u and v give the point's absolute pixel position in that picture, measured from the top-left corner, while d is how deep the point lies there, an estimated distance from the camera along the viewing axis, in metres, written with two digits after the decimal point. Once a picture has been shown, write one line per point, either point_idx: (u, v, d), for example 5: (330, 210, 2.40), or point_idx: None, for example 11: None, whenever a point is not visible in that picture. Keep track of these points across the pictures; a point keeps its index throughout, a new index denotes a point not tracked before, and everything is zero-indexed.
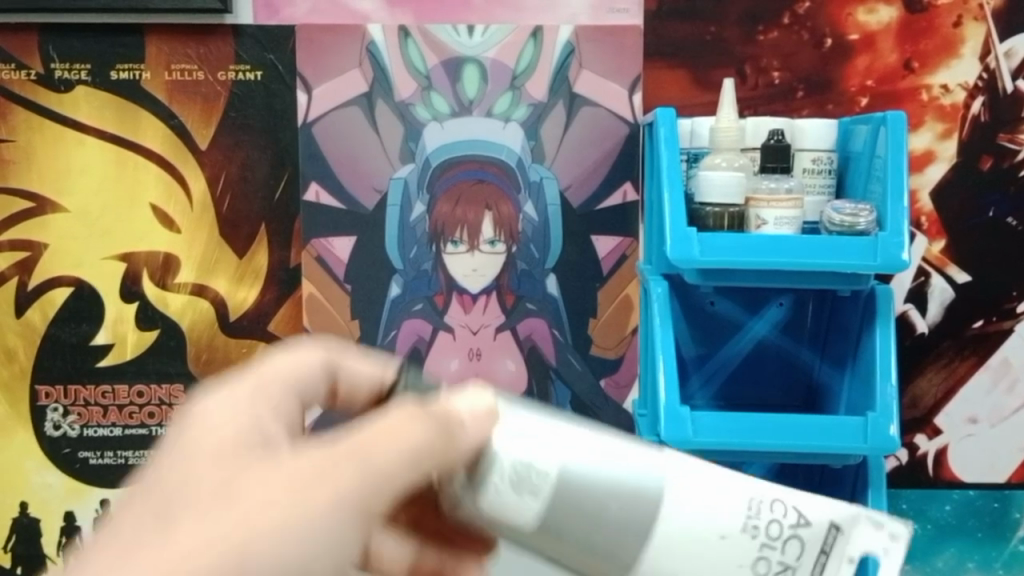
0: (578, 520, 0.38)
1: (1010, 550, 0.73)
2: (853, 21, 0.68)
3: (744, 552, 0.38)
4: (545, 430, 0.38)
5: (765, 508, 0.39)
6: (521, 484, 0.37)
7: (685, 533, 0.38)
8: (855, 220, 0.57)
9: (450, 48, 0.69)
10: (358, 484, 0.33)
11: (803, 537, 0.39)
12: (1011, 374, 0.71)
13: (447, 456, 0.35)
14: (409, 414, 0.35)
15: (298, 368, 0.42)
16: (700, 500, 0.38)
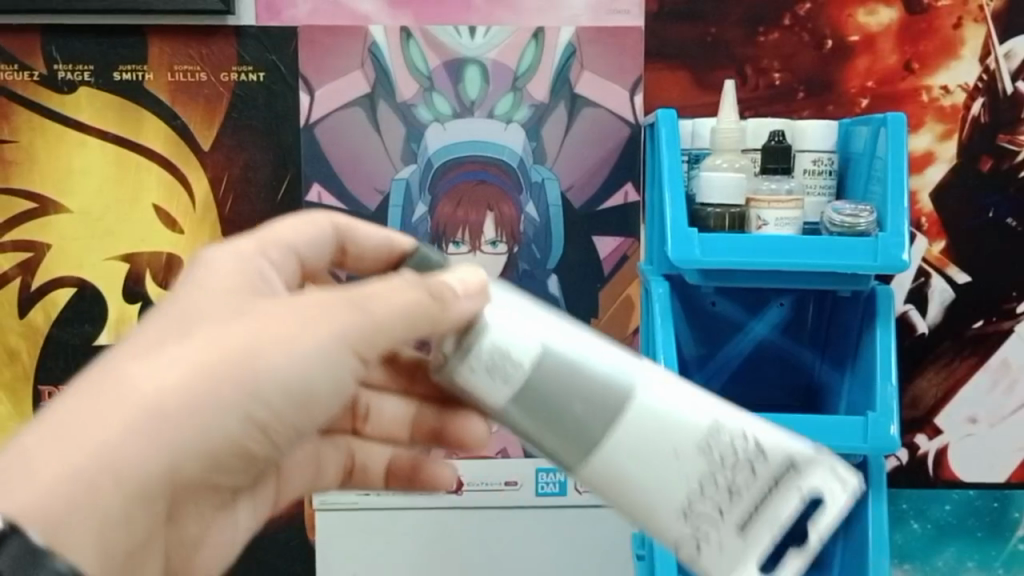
0: (545, 407, 0.42)
1: (1010, 550, 0.73)
2: (854, 23, 0.68)
3: (694, 468, 0.41)
4: (529, 322, 0.42)
5: (726, 436, 0.42)
6: (497, 368, 0.42)
7: (640, 434, 0.42)
8: (855, 221, 0.57)
9: (451, 49, 0.69)
10: (357, 317, 0.38)
11: (758, 468, 0.41)
12: (1011, 374, 0.72)
13: (437, 322, 0.40)
14: (406, 283, 0.40)
15: (310, 234, 0.47)
16: (662, 412, 0.42)
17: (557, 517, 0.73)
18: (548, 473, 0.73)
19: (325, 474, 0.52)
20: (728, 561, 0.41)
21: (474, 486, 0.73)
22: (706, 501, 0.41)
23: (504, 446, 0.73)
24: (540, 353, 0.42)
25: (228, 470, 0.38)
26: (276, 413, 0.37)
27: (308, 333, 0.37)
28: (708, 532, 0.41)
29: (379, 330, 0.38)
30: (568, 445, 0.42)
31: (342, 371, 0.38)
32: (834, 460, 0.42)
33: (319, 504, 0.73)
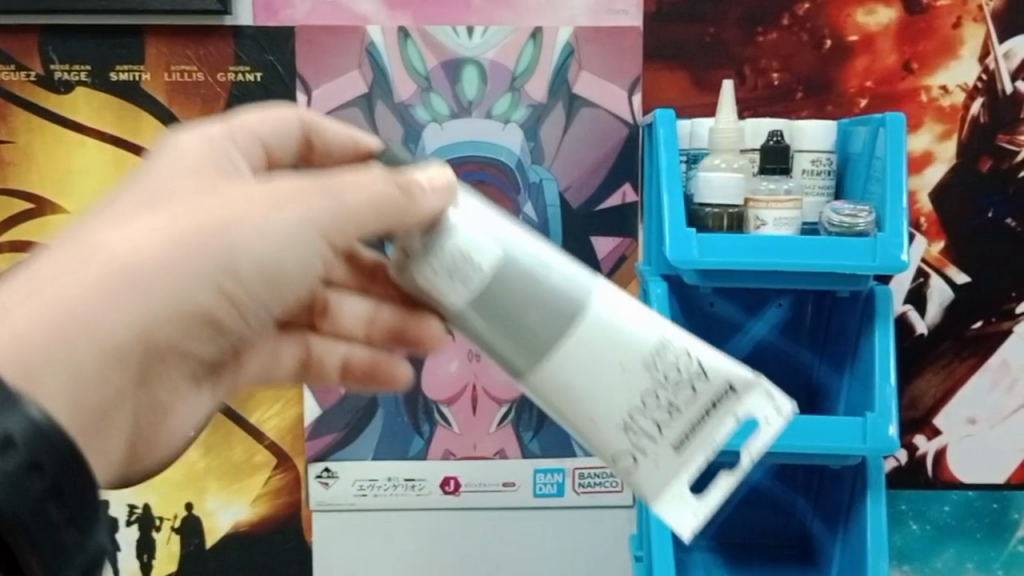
0: (500, 310, 0.40)
1: (1009, 551, 0.73)
2: (853, 23, 0.68)
3: (638, 381, 0.41)
4: (495, 228, 0.41)
5: (673, 352, 0.41)
6: (457, 269, 0.40)
7: (591, 345, 0.41)
8: (854, 221, 0.57)
9: (449, 49, 0.69)
10: (330, 201, 0.37)
11: (699, 387, 0.41)
12: (1010, 374, 0.71)
13: (404, 216, 0.38)
14: (376, 174, 0.38)
15: (276, 126, 0.45)
16: (612, 323, 0.41)
17: (556, 517, 0.73)
18: (547, 474, 0.73)
19: (279, 369, 0.49)
20: (661, 474, 0.41)
21: (472, 487, 0.73)
22: (647, 413, 0.41)
23: (502, 447, 0.73)
24: (501, 258, 0.40)
25: (196, 338, 0.37)
26: (244, 284, 0.36)
27: (279, 216, 0.36)
28: (643, 444, 0.41)
29: (353, 216, 0.37)
30: (519, 347, 0.41)
31: (313, 252, 0.38)
32: (771, 386, 0.42)
33: (316, 506, 0.73)
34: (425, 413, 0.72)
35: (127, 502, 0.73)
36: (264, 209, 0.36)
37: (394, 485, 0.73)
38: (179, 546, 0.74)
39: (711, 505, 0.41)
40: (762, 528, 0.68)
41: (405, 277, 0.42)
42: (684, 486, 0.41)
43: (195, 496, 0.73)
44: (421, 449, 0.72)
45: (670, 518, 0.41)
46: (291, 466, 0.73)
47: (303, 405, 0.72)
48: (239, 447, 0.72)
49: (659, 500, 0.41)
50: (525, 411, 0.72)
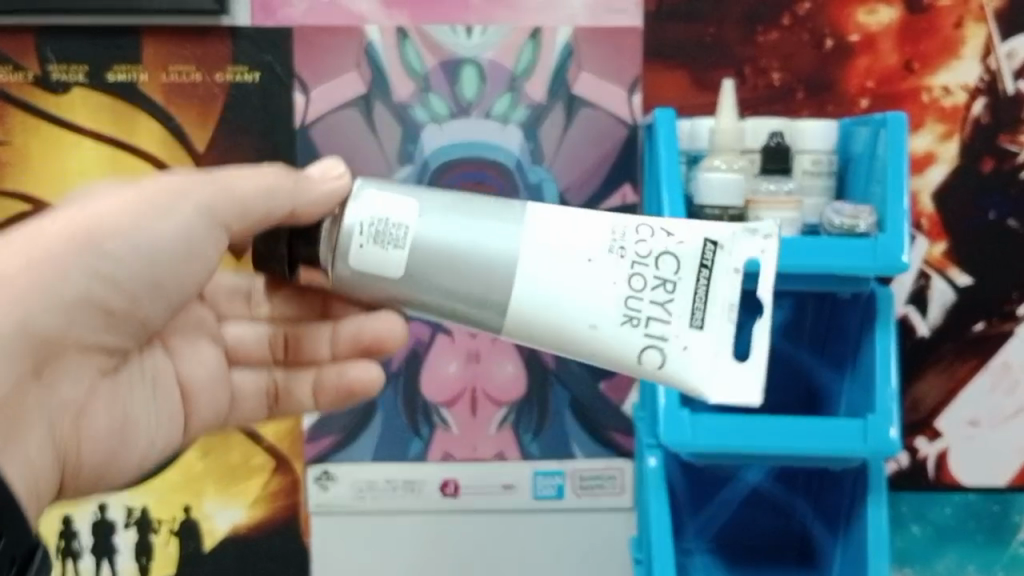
0: (450, 253, 0.45)
1: (1011, 553, 0.73)
2: (854, 22, 0.68)
3: (617, 270, 0.45)
4: (388, 186, 0.46)
5: (629, 232, 0.46)
6: (383, 235, 0.45)
7: (558, 258, 0.45)
8: (855, 223, 0.56)
9: (447, 49, 0.69)
10: (213, 191, 0.47)
11: (676, 251, 0.46)
12: (1012, 376, 0.71)
13: (297, 198, 0.47)
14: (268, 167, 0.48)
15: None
16: (564, 225, 0.46)
17: (555, 520, 0.73)
18: (546, 477, 0.72)
19: (243, 403, 0.58)
20: (700, 350, 0.45)
21: (471, 489, 0.72)
22: (645, 298, 0.45)
23: (501, 449, 0.72)
24: (417, 206, 0.45)
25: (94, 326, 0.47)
26: (130, 270, 0.45)
27: (159, 211, 0.46)
28: (661, 330, 0.45)
29: (237, 202, 0.47)
30: (494, 283, 0.45)
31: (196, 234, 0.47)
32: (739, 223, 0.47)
33: (315, 508, 0.72)
34: (423, 415, 0.72)
35: (126, 504, 0.73)
36: (148, 206, 0.46)
37: (392, 487, 0.72)
38: (177, 548, 0.73)
39: (760, 362, 0.46)
40: (763, 531, 0.68)
41: (343, 269, 0.45)
42: (722, 344, 0.45)
43: (192, 499, 0.73)
44: (419, 451, 0.72)
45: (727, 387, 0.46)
46: (289, 468, 0.72)
47: None
48: (236, 450, 0.72)
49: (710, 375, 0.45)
50: (523, 412, 0.72)
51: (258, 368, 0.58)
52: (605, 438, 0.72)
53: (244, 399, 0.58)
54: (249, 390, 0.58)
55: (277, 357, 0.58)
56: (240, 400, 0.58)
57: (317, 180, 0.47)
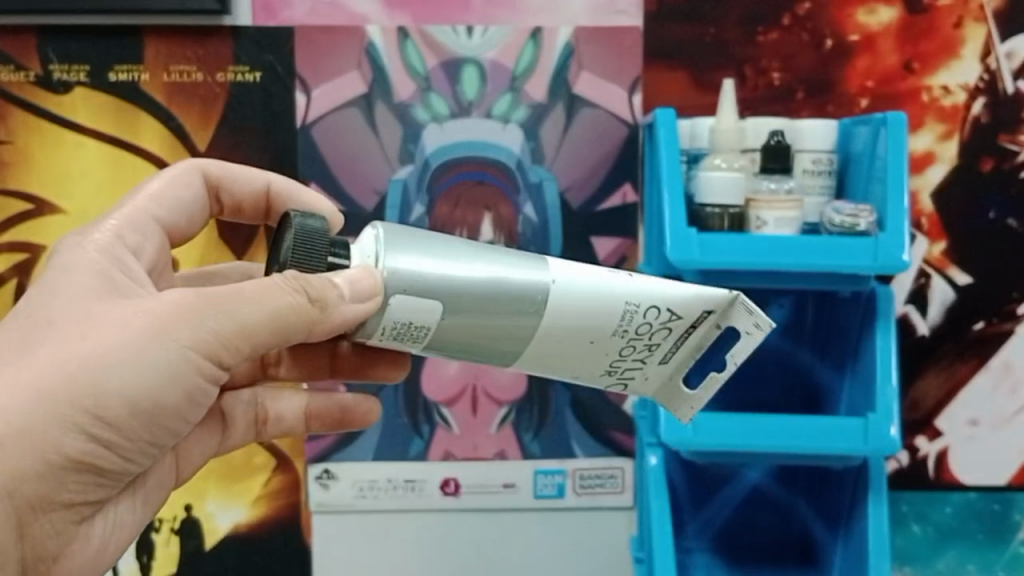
0: (463, 334, 0.44)
1: (1011, 552, 0.73)
2: (853, 22, 0.68)
3: (613, 345, 0.47)
4: (415, 266, 0.43)
5: (638, 316, 0.46)
6: (404, 334, 0.44)
7: (569, 325, 0.45)
8: (855, 221, 0.57)
9: (449, 49, 0.69)
10: (211, 325, 0.41)
11: (672, 330, 0.47)
12: (1012, 376, 0.71)
13: (315, 324, 0.42)
14: (272, 280, 0.42)
15: (183, 191, 0.53)
16: (581, 300, 0.45)
17: (557, 519, 0.73)
18: (547, 476, 0.72)
19: (234, 436, 0.55)
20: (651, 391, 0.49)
21: (472, 489, 0.72)
22: (627, 361, 0.47)
23: (502, 448, 0.72)
24: (440, 309, 0.43)
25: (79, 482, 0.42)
26: (113, 426, 0.40)
27: (144, 352, 0.40)
28: (631, 378, 0.48)
29: (240, 334, 0.41)
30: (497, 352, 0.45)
31: (185, 380, 0.41)
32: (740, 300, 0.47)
33: (316, 507, 0.72)
34: (424, 414, 0.72)
35: None
36: (129, 350, 0.40)
37: (393, 487, 0.72)
38: (178, 547, 0.73)
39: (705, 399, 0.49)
40: (763, 532, 0.68)
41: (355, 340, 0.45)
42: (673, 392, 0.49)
43: (194, 498, 0.73)
44: (420, 450, 0.72)
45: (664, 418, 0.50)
46: (291, 467, 0.72)
47: None
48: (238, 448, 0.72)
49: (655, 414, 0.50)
50: (524, 412, 0.72)
51: (245, 394, 0.56)
52: (606, 437, 0.72)
53: (235, 427, 0.55)
54: (240, 421, 0.55)
55: (266, 373, 0.57)
56: (230, 428, 0.55)
57: (346, 305, 0.41)
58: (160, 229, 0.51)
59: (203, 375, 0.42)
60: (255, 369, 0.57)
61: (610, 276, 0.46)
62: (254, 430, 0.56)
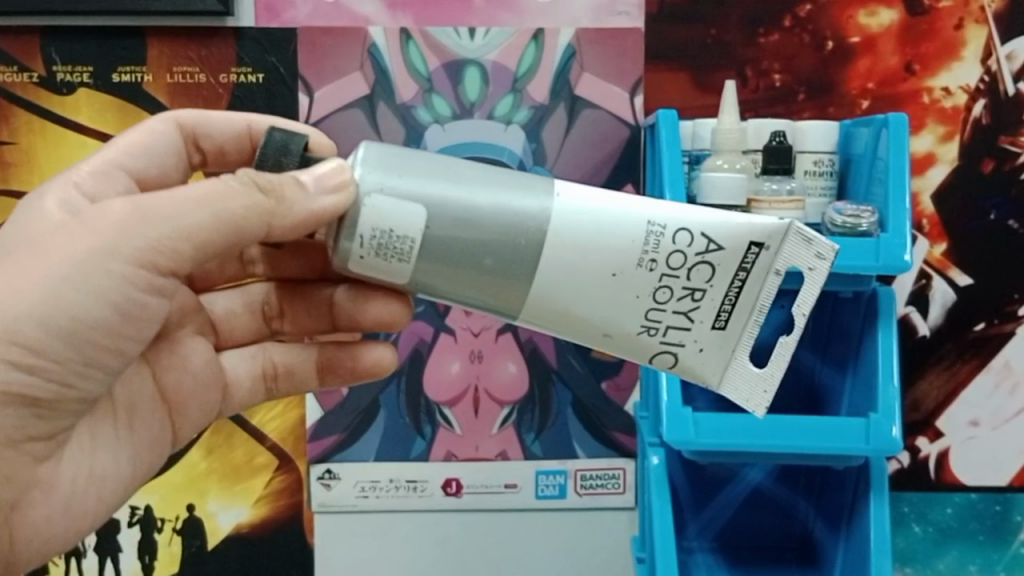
0: (459, 257, 0.43)
1: (1012, 553, 0.73)
2: (854, 24, 0.68)
3: (645, 283, 0.44)
4: (393, 183, 0.42)
5: (664, 240, 0.44)
6: (386, 248, 0.43)
7: (586, 262, 0.44)
8: (857, 222, 0.57)
9: (451, 50, 0.69)
10: (149, 231, 0.41)
11: (712, 261, 0.44)
12: (1012, 376, 0.71)
13: (274, 216, 0.42)
14: (221, 180, 0.42)
15: (154, 140, 0.52)
16: (596, 226, 0.44)
17: (557, 520, 0.73)
18: (548, 476, 0.72)
19: None
20: (715, 356, 0.46)
21: (474, 489, 0.72)
22: (668, 309, 0.45)
23: (503, 449, 0.72)
24: (423, 216, 0.42)
25: (18, 416, 0.42)
26: (33, 347, 0.40)
27: (71, 276, 0.40)
28: (678, 337, 0.45)
29: (179, 237, 0.41)
30: (501, 293, 0.44)
31: (113, 293, 0.41)
32: (796, 226, 0.45)
33: (318, 507, 0.73)
34: (426, 414, 0.72)
35: (127, 503, 0.73)
36: (56, 277, 0.40)
37: (395, 487, 0.72)
38: (181, 547, 0.74)
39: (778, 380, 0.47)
40: (764, 532, 0.68)
41: (340, 263, 0.44)
42: (743, 355, 0.46)
43: (197, 498, 0.73)
44: (422, 450, 0.72)
45: (744, 394, 0.47)
46: (293, 468, 0.72)
47: (305, 408, 0.72)
48: (240, 448, 0.72)
49: (729, 383, 0.47)
50: (526, 413, 0.72)
51: (251, 350, 0.57)
52: (606, 438, 0.72)
53: (239, 385, 0.57)
54: None
55: (271, 328, 0.58)
56: (234, 387, 0.57)
57: (308, 198, 0.42)
58: (128, 179, 0.50)
59: (136, 286, 0.41)
60: (258, 324, 0.58)
61: (629, 201, 0.45)
62: (264, 389, 0.58)
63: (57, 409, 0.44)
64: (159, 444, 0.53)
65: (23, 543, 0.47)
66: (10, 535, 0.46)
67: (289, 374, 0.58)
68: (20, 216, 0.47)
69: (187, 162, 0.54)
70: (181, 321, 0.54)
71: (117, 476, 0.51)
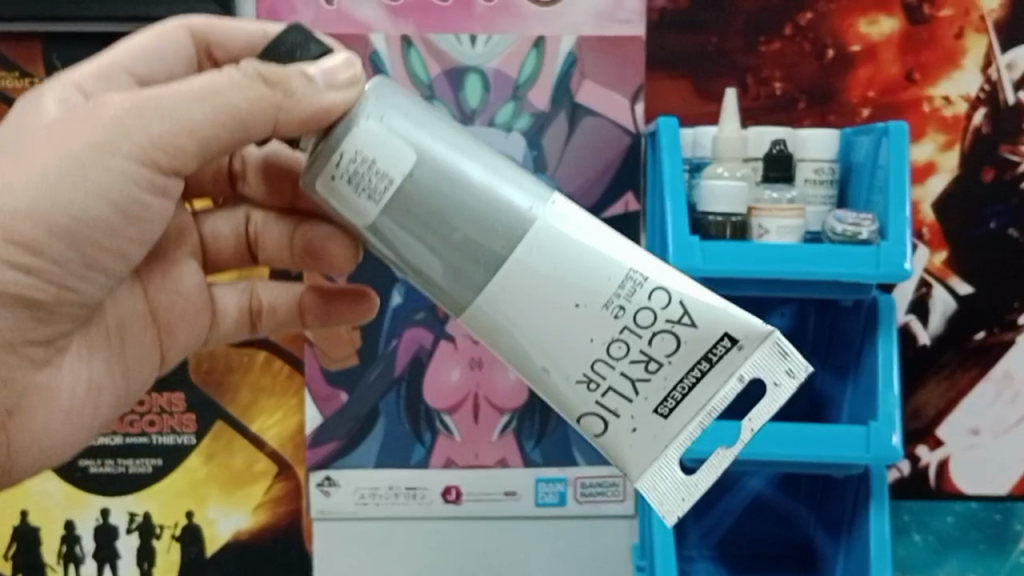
0: (432, 226, 0.43)
1: (1012, 562, 0.73)
2: (855, 32, 0.68)
3: (604, 329, 0.43)
4: (395, 124, 0.43)
5: (640, 293, 0.43)
6: (360, 179, 0.43)
7: (553, 287, 0.43)
8: (857, 230, 0.57)
9: (453, 58, 0.69)
10: (148, 126, 0.41)
11: (679, 334, 0.43)
12: (1013, 385, 0.71)
13: (280, 110, 0.42)
14: (228, 71, 0.42)
15: (164, 42, 0.49)
16: (572, 255, 0.43)
17: (556, 527, 0.73)
18: (548, 483, 0.72)
19: None
20: (644, 445, 0.44)
21: (474, 496, 0.72)
22: (617, 367, 0.43)
23: (503, 456, 0.72)
24: (410, 163, 0.43)
25: (14, 319, 0.43)
26: (30, 246, 0.41)
27: (67, 172, 0.40)
28: (615, 403, 0.43)
29: (184, 131, 0.41)
30: (450, 289, 0.44)
31: (117, 193, 0.42)
32: (776, 337, 0.44)
33: (317, 514, 0.72)
34: (426, 421, 0.72)
35: (127, 509, 0.73)
36: (52, 173, 0.40)
37: (395, 494, 0.72)
38: (180, 554, 0.74)
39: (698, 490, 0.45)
40: (764, 540, 0.68)
41: (312, 177, 0.44)
42: (673, 458, 0.43)
43: (195, 505, 0.73)
44: (422, 457, 0.72)
45: (659, 497, 0.44)
46: (292, 474, 0.72)
47: (304, 414, 0.72)
48: (240, 453, 0.72)
49: (648, 480, 0.44)
50: (526, 420, 0.72)
51: (239, 284, 0.59)
52: None
53: (225, 317, 0.58)
54: None
55: (252, 255, 0.59)
56: (220, 318, 0.58)
57: (317, 91, 0.42)
58: (133, 84, 0.48)
59: (139, 185, 0.42)
60: (241, 249, 0.59)
61: (623, 244, 0.44)
62: (248, 323, 0.59)
63: (57, 314, 0.44)
64: (149, 358, 0.55)
65: (21, 452, 0.48)
66: (9, 445, 0.48)
67: (271, 312, 0.60)
68: (13, 119, 0.43)
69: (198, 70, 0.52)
70: (178, 243, 0.54)
71: (112, 388, 0.52)
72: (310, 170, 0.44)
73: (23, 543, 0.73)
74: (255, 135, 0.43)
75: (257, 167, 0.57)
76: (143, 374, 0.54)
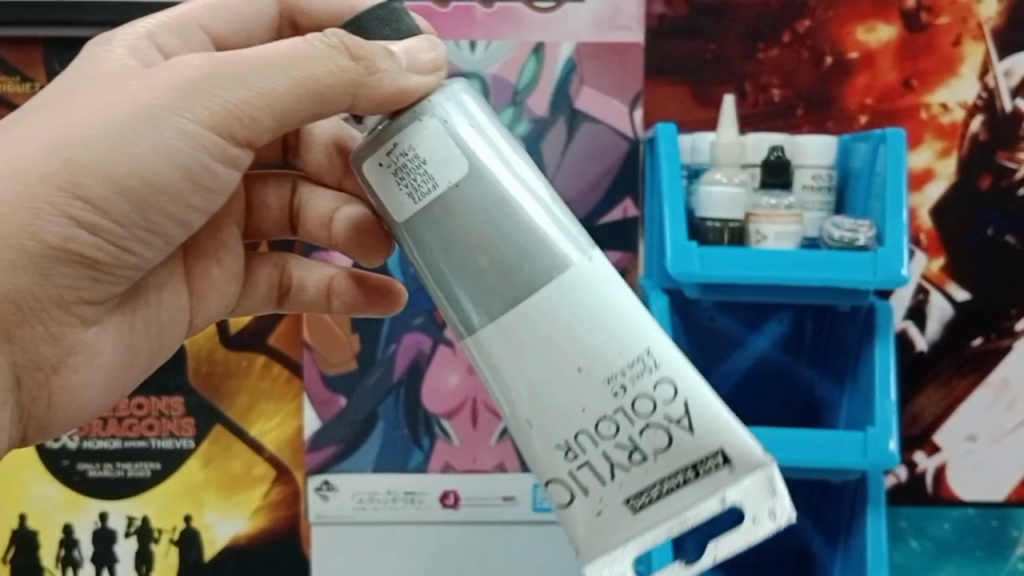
0: (455, 247, 0.43)
1: (1010, 568, 0.73)
2: (853, 40, 0.69)
3: (598, 406, 0.42)
4: (458, 131, 0.43)
5: (644, 382, 0.42)
6: (404, 174, 0.43)
7: (555, 349, 0.42)
8: (854, 236, 0.57)
9: (453, 63, 0.70)
10: (227, 94, 0.42)
11: (674, 435, 0.42)
12: (1011, 392, 0.71)
13: (359, 88, 0.43)
14: (310, 40, 0.43)
15: (246, 6, 0.52)
16: (585, 320, 0.42)
17: (553, 532, 0.72)
18: None
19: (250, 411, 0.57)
20: (604, 532, 0.42)
21: (473, 501, 0.72)
22: (600, 446, 0.42)
23: (501, 461, 0.72)
24: (459, 175, 0.43)
25: (73, 276, 0.44)
26: (99, 206, 0.42)
27: (143, 131, 0.42)
28: (587, 479, 0.43)
29: (266, 103, 0.43)
30: (459, 306, 0.44)
31: (187, 157, 0.43)
32: (769, 470, 0.42)
33: (316, 518, 0.72)
34: (424, 426, 0.72)
35: (125, 513, 0.73)
36: (119, 132, 0.41)
37: (393, 498, 0.72)
38: (178, 558, 0.74)
39: None
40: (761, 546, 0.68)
41: (362, 157, 0.45)
42: (628, 556, 0.42)
43: (194, 509, 0.73)
44: (420, 462, 0.72)
45: None
46: (290, 478, 0.72)
47: (302, 418, 0.72)
48: (239, 458, 0.72)
49: (597, 568, 0.42)
50: None
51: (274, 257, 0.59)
52: None
53: (257, 287, 0.58)
54: None
55: (293, 227, 0.59)
56: (252, 288, 0.58)
57: (402, 72, 0.43)
58: (208, 41, 0.50)
59: (210, 153, 0.43)
60: (284, 220, 0.59)
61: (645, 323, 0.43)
62: (276, 297, 0.60)
63: (113, 274, 0.46)
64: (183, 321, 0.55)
65: (61, 408, 0.49)
66: (50, 399, 0.48)
67: (300, 290, 0.59)
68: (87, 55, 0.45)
69: (278, 35, 0.53)
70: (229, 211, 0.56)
71: (147, 348, 0.53)
72: (363, 148, 0.45)
73: (21, 546, 0.73)
74: (331, 108, 0.44)
75: (321, 142, 0.58)
76: (178, 335, 0.55)
